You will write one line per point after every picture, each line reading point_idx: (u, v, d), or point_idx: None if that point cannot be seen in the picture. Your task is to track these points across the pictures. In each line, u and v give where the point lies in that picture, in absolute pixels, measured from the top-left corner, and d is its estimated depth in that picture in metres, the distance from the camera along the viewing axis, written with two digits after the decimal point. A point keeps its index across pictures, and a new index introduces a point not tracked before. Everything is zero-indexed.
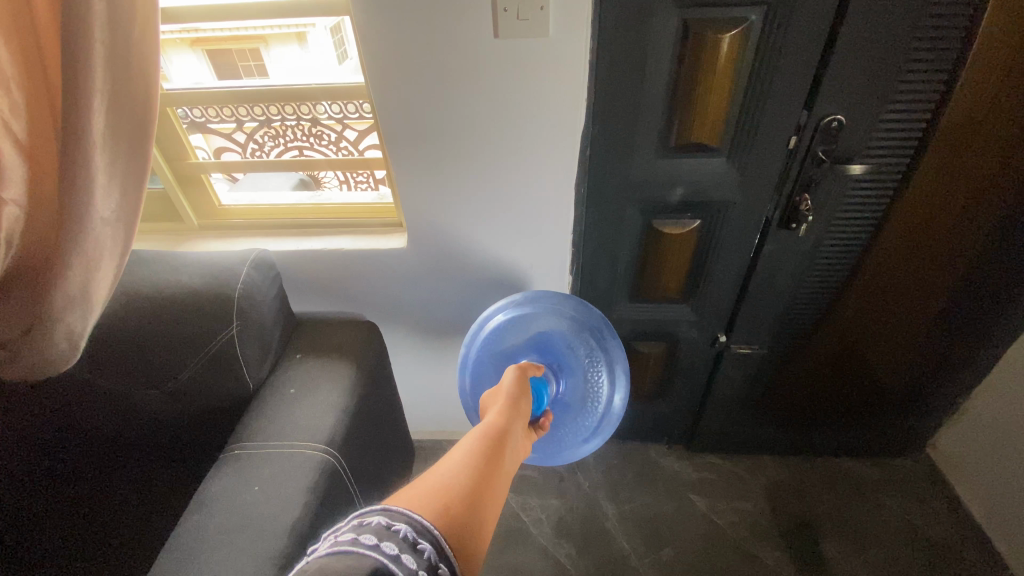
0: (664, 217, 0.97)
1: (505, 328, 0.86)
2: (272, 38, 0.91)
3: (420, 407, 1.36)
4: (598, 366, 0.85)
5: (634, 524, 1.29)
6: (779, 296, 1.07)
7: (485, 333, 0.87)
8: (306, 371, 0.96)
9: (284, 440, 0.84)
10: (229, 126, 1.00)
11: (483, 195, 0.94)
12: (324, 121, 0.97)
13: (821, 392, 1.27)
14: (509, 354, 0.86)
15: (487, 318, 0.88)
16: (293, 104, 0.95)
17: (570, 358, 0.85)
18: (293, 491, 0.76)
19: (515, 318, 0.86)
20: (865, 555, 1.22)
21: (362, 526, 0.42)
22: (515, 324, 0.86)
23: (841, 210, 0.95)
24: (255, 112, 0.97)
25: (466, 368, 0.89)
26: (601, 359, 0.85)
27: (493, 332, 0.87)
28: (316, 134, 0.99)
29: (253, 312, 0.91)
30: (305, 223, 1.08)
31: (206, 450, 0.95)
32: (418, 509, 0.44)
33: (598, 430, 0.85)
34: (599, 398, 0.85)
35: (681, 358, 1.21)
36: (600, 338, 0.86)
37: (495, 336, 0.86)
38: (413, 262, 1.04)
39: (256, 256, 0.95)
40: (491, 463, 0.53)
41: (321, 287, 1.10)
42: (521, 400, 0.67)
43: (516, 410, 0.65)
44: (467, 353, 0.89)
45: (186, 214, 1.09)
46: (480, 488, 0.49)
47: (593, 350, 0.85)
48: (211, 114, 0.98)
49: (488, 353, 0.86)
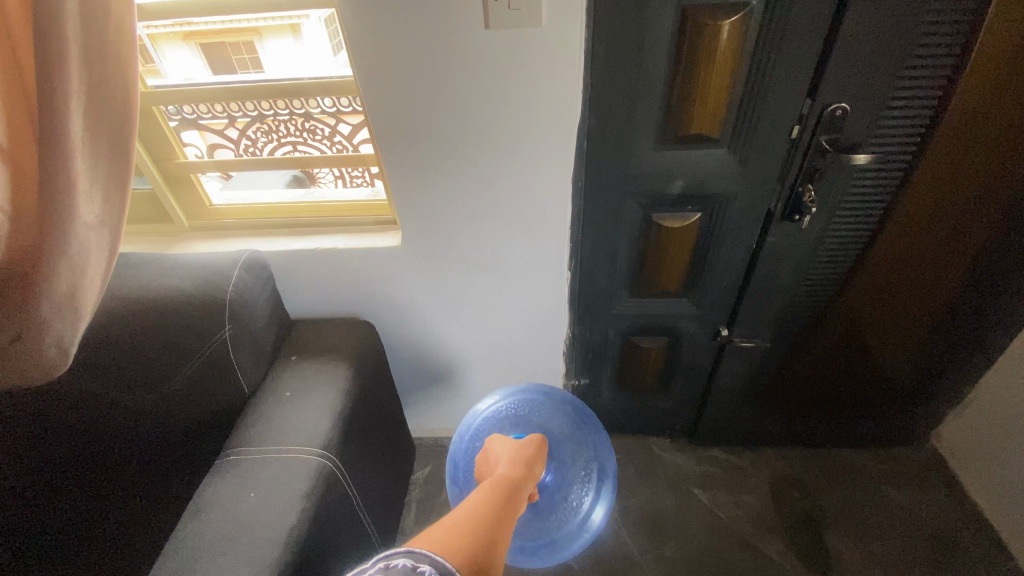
0: (663, 211, 0.94)
1: (536, 400, 0.90)
2: (265, 30, 0.88)
3: (419, 408, 1.35)
4: (585, 495, 0.85)
5: (637, 520, 1.28)
6: (782, 290, 1.05)
7: (520, 394, 0.90)
8: (303, 374, 0.95)
9: (279, 445, 0.83)
10: (222, 122, 0.98)
11: (479, 191, 0.91)
12: (317, 115, 0.95)
13: (824, 386, 1.25)
14: (524, 424, 0.88)
15: (526, 386, 0.92)
16: (283, 100, 0.93)
17: (568, 468, 0.86)
18: (289, 498, 0.75)
19: (551, 398, 0.90)
20: (870, 547, 1.21)
21: (388, 567, 0.41)
22: (546, 406, 0.89)
23: (845, 200, 0.92)
24: (247, 107, 0.95)
25: (480, 417, 0.89)
26: (591, 490, 0.85)
27: (525, 399, 0.90)
28: (309, 128, 0.97)
29: (244, 315, 0.91)
30: (296, 222, 1.06)
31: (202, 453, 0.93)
32: (440, 551, 0.44)
33: (535, 553, 0.83)
34: (565, 521, 0.84)
35: (683, 353, 1.20)
36: (601, 470, 0.87)
37: (524, 403, 0.89)
38: (408, 260, 1.01)
39: (248, 257, 0.93)
40: (505, 510, 0.55)
41: (316, 289, 1.07)
42: (535, 464, 0.72)
43: (530, 468, 0.70)
44: (490, 403, 0.90)
45: (177, 215, 1.07)
46: (499, 526, 0.51)
47: (589, 476, 0.86)
48: (202, 110, 0.96)
49: (509, 412, 0.89)
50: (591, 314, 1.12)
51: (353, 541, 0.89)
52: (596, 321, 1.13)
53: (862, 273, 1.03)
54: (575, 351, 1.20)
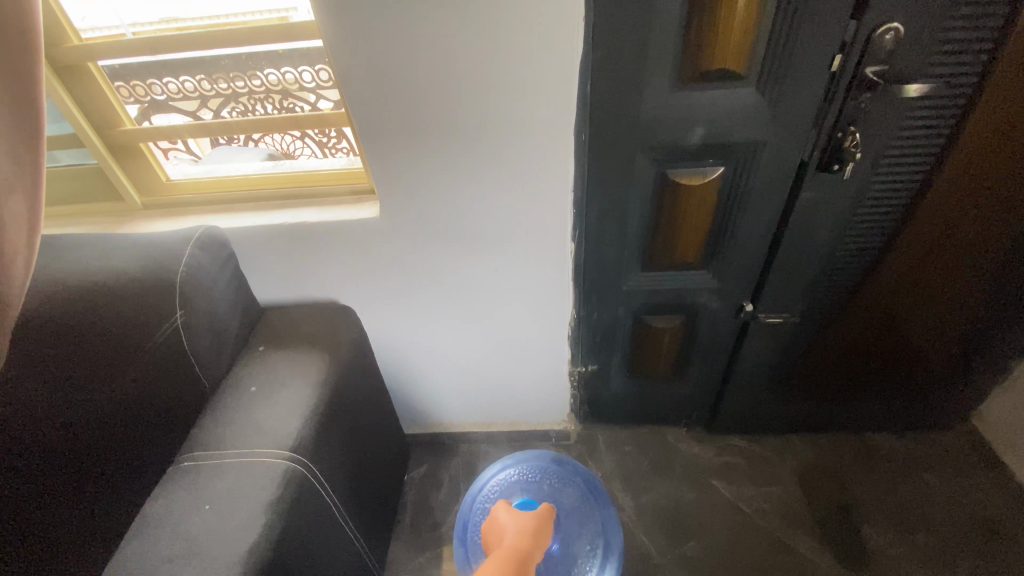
0: (680, 166, 0.82)
1: (549, 470, 0.91)
2: (255, 25, 0.79)
3: (412, 403, 1.23)
4: (590, 567, 0.83)
5: (654, 517, 1.17)
6: (814, 257, 0.92)
7: (534, 460, 0.92)
8: (272, 366, 0.83)
9: (242, 447, 0.71)
10: (193, 103, 0.88)
11: (468, 149, 0.79)
12: (296, 91, 0.85)
13: (856, 365, 1.14)
14: (535, 490, 0.89)
15: (540, 455, 0.93)
16: (255, 70, 0.83)
17: (574, 540, 0.85)
18: (249, 509, 0.64)
19: (563, 469, 0.91)
20: (911, 540, 1.10)
21: None
22: (559, 476, 0.90)
23: (892, 145, 0.79)
24: (219, 84, 0.85)
25: (493, 481, 0.91)
26: (596, 564, 0.83)
27: (538, 467, 0.92)
28: (287, 107, 0.88)
29: (200, 299, 0.79)
30: (261, 195, 0.93)
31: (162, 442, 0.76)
32: None
33: None
34: None
35: (702, 333, 1.08)
36: (607, 545, 0.84)
37: (538, 470, 0.91)
38: (389, 235, 0.89)
39: (203, 233, 0.80)
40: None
41: (286, 272, 0.94)
42: (540, 532, 0.77)
43: (536, 538, 0.76)
44: (505, 470, 0.92)
45: (125, 191, 0.94)
46: None
47: (595, 548, 0.84)
48: (172, 90, 0.86)
49: (521, 478, 0.91)
50: (598, 293, 1.00)
51: (331, 554, 0.78)
52: (604, 300, 1.02)
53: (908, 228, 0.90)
54: (581, 335, 1.08)
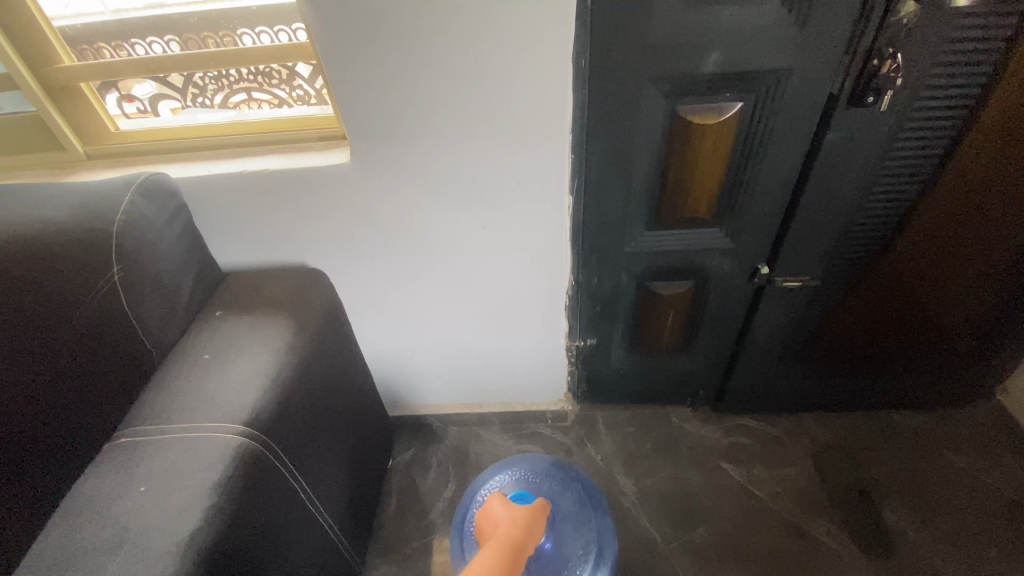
0: (692, 100, 0.72)
1: (551, 471, 0.82)
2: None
3: (396, 382, 1.13)
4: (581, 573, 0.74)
5: (658, 502, 1.08)
6: (837, 210, 0.83)
7: (538, 460, 0.84)
8: (229, 333, 0.73)
9: (188, 421, 0.61)
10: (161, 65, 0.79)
11: (451, 81, 0.69)
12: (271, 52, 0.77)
13: (877, 336, 1.05)
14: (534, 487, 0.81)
15: (542, 458, 0.84)
16: (227, 31, 0.75)
17: (567, 545, 0.76)
18: (192, 493, 0.54)
19: (565, 472, 0.83)
20: (936, 524, 1.01)
21: None
22: (559, 477, 0.82)
23: (932, 73, 0.69)
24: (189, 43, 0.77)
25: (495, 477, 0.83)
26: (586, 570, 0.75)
27: (540, 467, 0.83)
28: (263, 70, 0.78)
29: (143, 255, 0.68)
30: (219, 143, 0.82)
31: (99, 416, 0.66)
32: None
33: None
34: None
35: (711, 300, 0.98)
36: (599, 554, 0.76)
37: (540, 470, 0.83)
38: (362, 186, 0.78)
39: (147, 179, 0.70)
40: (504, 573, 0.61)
41: (248, 231, 0.83)
42: (534, 521, 0.70)
43: (529, 528, 0.69)
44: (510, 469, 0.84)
45: (66, 138, 0.83)
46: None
47: (588, 553, 0.76)
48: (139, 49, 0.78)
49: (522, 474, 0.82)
50: (599, 255, 0.90)
51: (295, 543, 0.68)
52: (605, 264, 0.92)
53: (945, 174, 0.80)
54: (579, 304, 0.98)
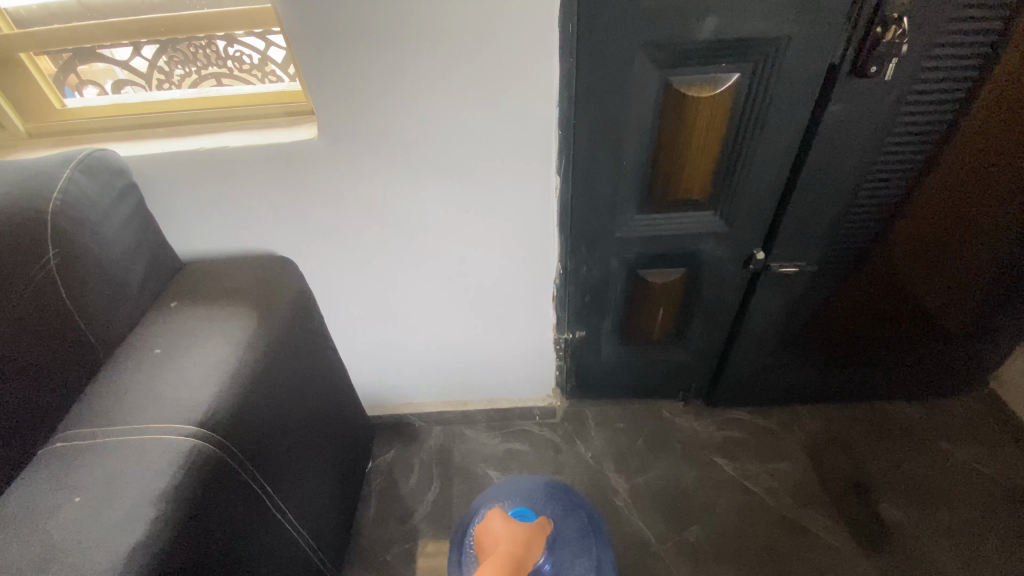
0: (686, 70, 0.68)
1: (555, 493, 0.83)
2: None
3: (375, 380, 1.07)
4: None
5: (651, 500, 1.04)
6: (836, 190, 0.79)
7: (542, 480, 0.84)
8: (187, 325, 0.67)
9: (136, 423, 0.55)
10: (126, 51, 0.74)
11: (428, 48, 0.63)
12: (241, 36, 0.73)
13: (873, 323, 1.02)
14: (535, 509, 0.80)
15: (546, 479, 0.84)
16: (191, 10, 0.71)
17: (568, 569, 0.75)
18: (131, 502, 0.48)
19: (569, 495, 0.82)
20: (936, 517, 0.99)
21: None
22: (561, 500, 0.82)
23: (938, 42, 0.66)
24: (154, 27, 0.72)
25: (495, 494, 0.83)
26: None
27: (544, 488, 0.83)
28: (233, 55, 0.75)
29: (85, 238, 0.61)
30: (175, 120, 0.75)
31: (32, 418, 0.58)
32: None
33: None
34: None
35: (705, 288, 0.94)
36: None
37: (543, 491, 0.83)
38: (332, 165, 0.72)
39: (89, 155, 0.64)
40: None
41: (208, 215, 0.77)
42: (534, 536, 0.71)
43: (528, 540, 0.70)
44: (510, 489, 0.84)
45: (3, 114, 0.75)
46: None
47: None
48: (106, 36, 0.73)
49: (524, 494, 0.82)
50: (588, 241, 0.85)
51: (260, 555, 0.62)
52: (594, 250, 0.87)
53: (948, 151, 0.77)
54: (567, 294, 0.93)
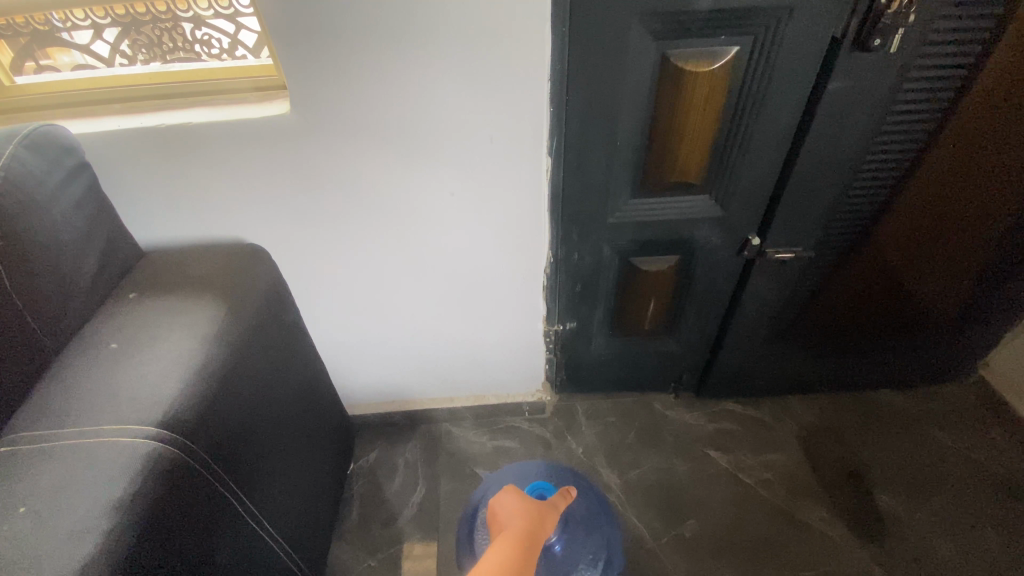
0: (685, 42, 0.65)
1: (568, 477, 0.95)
2: None
3: (356, 376, 1.01)
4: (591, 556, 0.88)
5: (646, 494, 1.01)
6: (834, 171, 0.77)
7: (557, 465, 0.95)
8: (149, 318, 0.61)
9: (89, 425, 0.49)
10: (84, 33, 0.66)
11: (413, 13, 0.58)
12: (210, 18, 0.65)
13: (865, 310, 1.00)
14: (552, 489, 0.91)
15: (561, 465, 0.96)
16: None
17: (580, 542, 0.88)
18: (81, 509, 0.43)
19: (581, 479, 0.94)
20: (929, 504, 0.98)
21: None
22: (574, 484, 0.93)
23: (944, 14, 0.63)
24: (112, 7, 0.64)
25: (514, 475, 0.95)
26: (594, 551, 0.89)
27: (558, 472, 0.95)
28: (200, 40, 0.67)
29: (33, 220, 0.56)
30: (135, 95, 0.69)
31: None
32: None
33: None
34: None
35: (698, 275, 0.91)
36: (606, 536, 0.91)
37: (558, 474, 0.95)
38: (307, 143, 0.67)
39: (35, 130, 0.58)
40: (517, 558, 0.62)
41: (172, 199, 0.71)
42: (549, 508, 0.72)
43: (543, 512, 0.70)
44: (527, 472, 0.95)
45: None
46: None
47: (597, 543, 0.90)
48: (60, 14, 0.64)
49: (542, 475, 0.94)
50: (579, 227, 0.82)
51: (231, 566, 0.57)
52: (586, 237, 0.83)
53: (946, 131, 0.75)
54: (558, 283, 0.90)
